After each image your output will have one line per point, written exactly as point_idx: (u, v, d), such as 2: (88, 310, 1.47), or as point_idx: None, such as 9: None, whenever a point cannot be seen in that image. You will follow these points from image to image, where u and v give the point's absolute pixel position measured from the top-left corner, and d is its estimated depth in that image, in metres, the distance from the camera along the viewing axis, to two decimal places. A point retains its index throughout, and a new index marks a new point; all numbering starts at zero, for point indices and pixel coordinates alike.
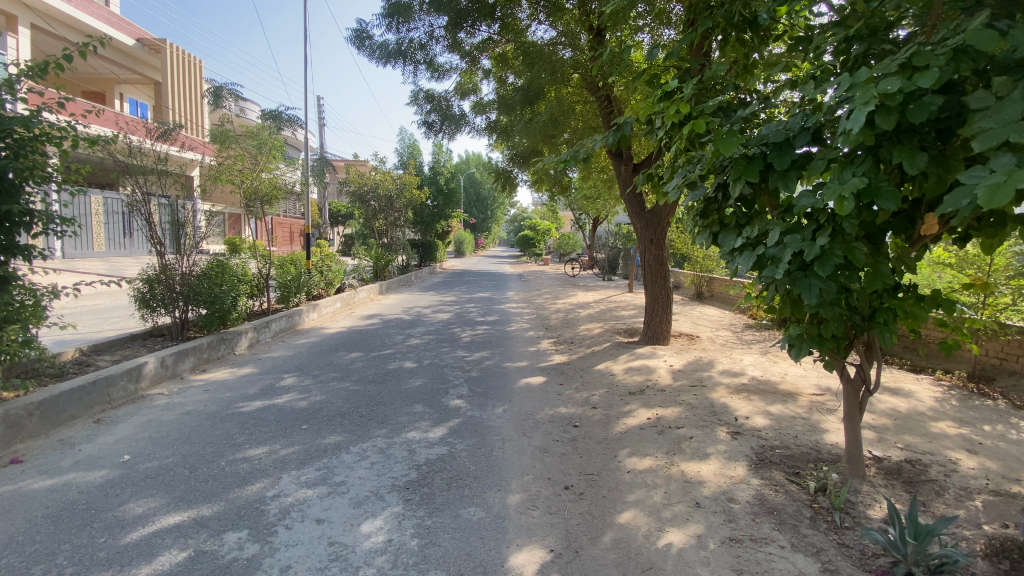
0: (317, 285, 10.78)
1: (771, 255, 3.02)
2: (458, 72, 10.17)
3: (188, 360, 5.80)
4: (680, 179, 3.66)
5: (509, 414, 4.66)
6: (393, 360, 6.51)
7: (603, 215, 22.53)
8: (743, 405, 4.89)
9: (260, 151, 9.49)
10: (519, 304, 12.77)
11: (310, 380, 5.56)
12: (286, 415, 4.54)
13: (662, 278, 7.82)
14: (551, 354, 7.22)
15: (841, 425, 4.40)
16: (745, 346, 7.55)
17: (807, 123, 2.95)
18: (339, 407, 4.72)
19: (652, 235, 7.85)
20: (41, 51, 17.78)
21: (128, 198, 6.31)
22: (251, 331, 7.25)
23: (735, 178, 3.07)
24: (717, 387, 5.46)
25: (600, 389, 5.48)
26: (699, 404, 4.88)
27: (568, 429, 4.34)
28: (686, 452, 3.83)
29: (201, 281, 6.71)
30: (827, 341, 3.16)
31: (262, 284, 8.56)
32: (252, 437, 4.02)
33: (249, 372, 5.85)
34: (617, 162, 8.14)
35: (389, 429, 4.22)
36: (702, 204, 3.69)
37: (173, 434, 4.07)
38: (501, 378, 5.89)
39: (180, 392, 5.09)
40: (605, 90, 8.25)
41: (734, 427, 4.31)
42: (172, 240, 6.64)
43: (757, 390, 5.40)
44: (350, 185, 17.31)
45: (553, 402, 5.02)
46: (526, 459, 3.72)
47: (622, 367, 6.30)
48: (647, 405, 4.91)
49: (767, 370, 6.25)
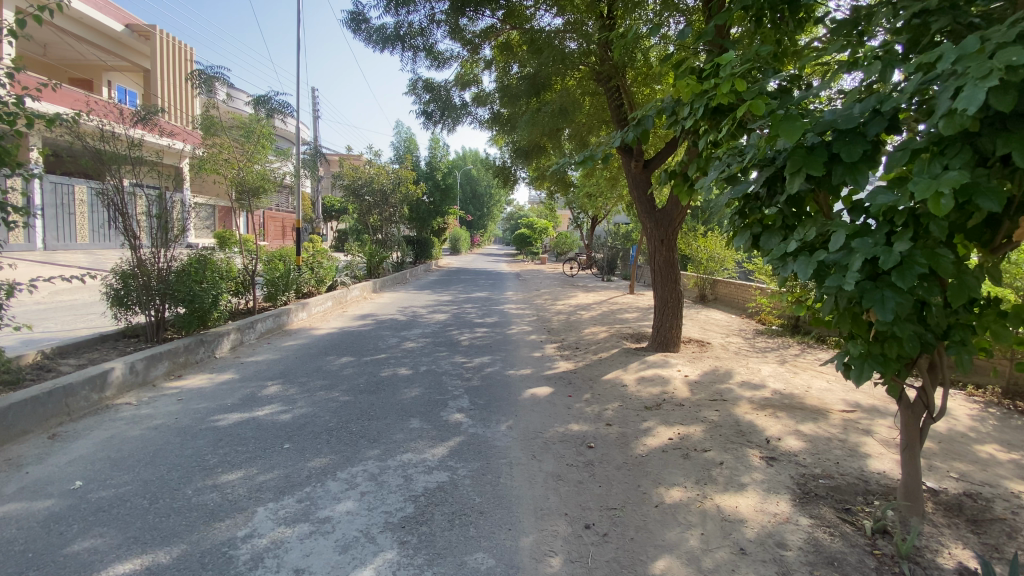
0: (307, 283, 10.24)
1: (833, 262, 2.59)
2: (458, 61, 9.68)
3: (162, 366, 5.29)
4: (718, 172, 3.24)
5: (515, 432, 4.20)
6: (387, 367, 6.03)
7: (602, 213, 22.09)
8: (771, 423, 4.46)
9: (248, 141, 8.91)
10: (518, 305, 12.31)
11: (295, 390, 5.07)
12: (266, 430, 4.05)
13: (672, 280, 7.39)
14: (556, 361, 6.75)
15: (883, 450, 3.98)
16: (761, 355, 7.13)
17: (881, 107, 2.55)
18: (326, 423, 4.23)
19: (662, 236, 7.40)
20: (24, 34, 17.19)
21: (99, 187, 5.76)
22: (234, 332, 6.72)
23: (793, 171, 2.64)
24: (739, 402, 5.02)
25: (612, 402, 5.02)
26: (724, 422, 4.43)
27: (582, 450, 3.88)
28: (719, 482, 3.39)
29: (179, 278, 6.17)
30: (892, 363, 2.74)
31: (248, 281, 8.04)
32: (225, 459, 3.53)
33: (229, 379, 5.35)
34: (625, 158, 7.69)
35: (381, 450, 3.74)
36: (742, 202, 3.27)
37: (134, 455, 3.56)
38: (505, 388, 5.43)
39: (149, 402, 4.58)
40: (616, 81, 7.79)
41: (767, 450, 3.87)
42: (148, 234, 6.10)
43: (783, 406, 4.97)
44: (344, 179, 16.75)
45: (562, 418, 4.57)
46: (538, 490, 3.27)
47: (633, 377, 5.85)
48: (666, 423, 4.46)
49: (789, 382, 5.82)
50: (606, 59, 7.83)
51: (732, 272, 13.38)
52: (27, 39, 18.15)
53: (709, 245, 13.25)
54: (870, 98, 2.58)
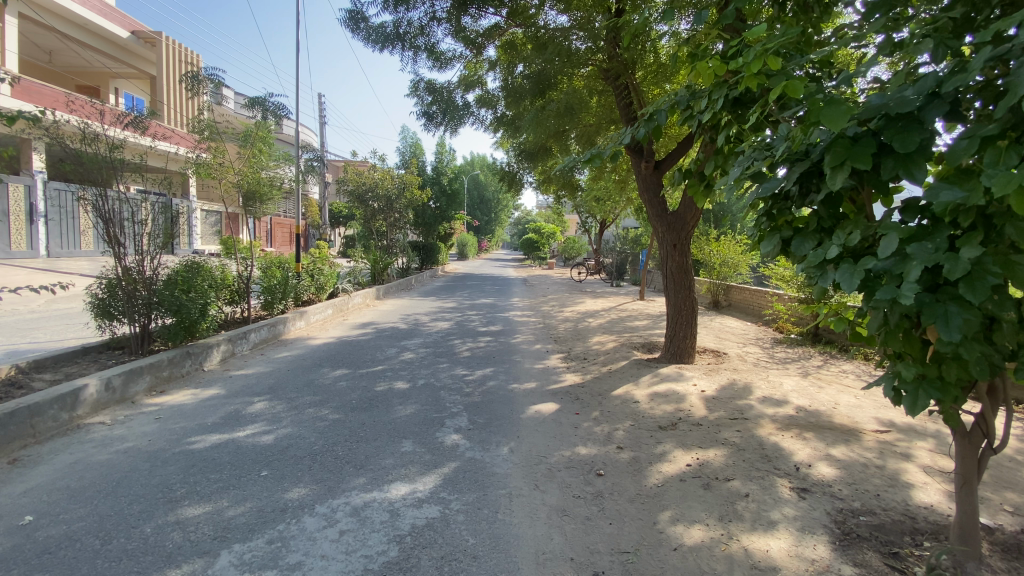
0: (307, 290, 9.94)
1: (883, 271, 2.21)
2: (462, 62, 9.38)
3: (142, 381, 4.98)
4: (742, 169, 2.88)
5: (516, 456, 3.82)
6: (383, 380, 5.68)
7: (611, 218, 21.67)
8: (799, 446, 4.05)
9: (245, 147, 8.70)
10: (524, 312, 11.93)
11: (282, 407, 4.73)
12: (244, 455, 3.70)
13: (686, 287, 6.99)
14: (563, 373, 6.36)
15: (927, 479, 3.56)
16: (781, 367, 6.70)
17: (940, 88, 2.17)
18: (310, 445, 3.89)
19: (674, 240, 7.00)
20: (30, 42, 17.24)
21: (80, 191, 5.49)
22: (224, 343, 6.41)
23: (834, 165, 2.26)
24: (762, 421, 4.60)
25: (623, 422, 4.62)
26: (747, 446, 4.03)
27: (591, 479, 3.50)
28: (745, 519, 3.00)
29: (166, 286, 5.88)
30: (952, 389, 2.34)
31: (243, 289, 7.74)
32: (194, 489, 3.20)
33: (214, 395, 5.02)
34: (634, 159, 7.33)
35: (368, 478, 3.38)
36: (769, 202, 2.90)
37: (95, 485, 3.24)
38: (507, 404, 5.05)
39: (124, 422, 4.27)
40: (625, 79, 7.44)
41: (798, 480, 3.46)
42: (132, 240, 5.80)
43: (811, 425, 4.54)
44: (348, 184, 16.49)
45: (568, 440, 4.19)
46: (540, 528, 2.90)
47: (645, 393, 5.45)
48: (683, 446, 4.06)
49: (814, 398, 5.39)
50: (615, 56, 7.50)
51: (746, 278, 12.90)
52: (34, 47, 18.16)
53: (722, 249, 12.86)
54: (926, 78, 2.22)
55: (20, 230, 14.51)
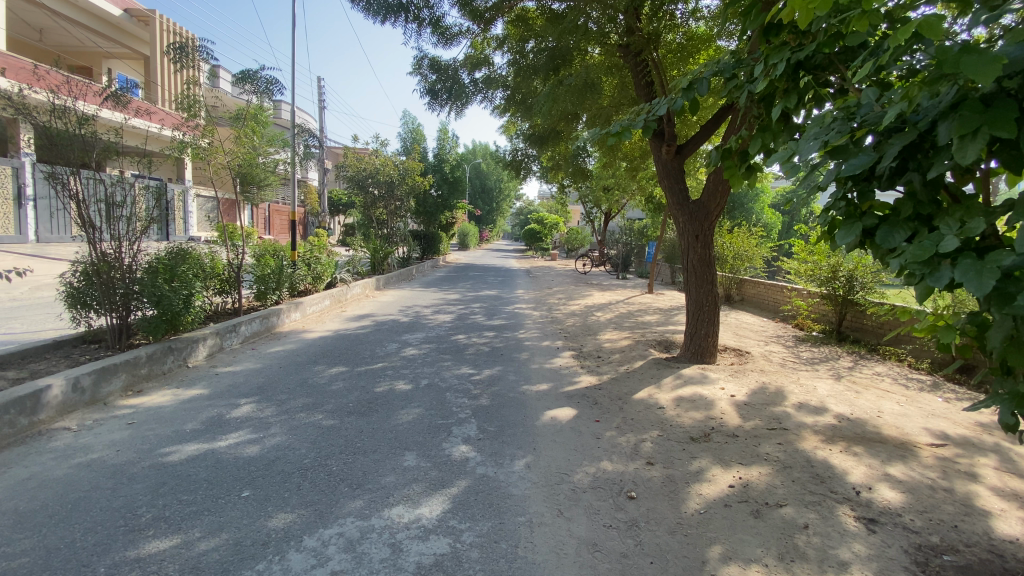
0: (302, 280, 9.43)
1: (1019, 268, 1.76)
2: (468, 39, 8.79)
3: (117, 380, 4.49)
4: (819, 144, 2.44)
5: (534, 473, 3.37)
6: (382, 380, 5.20)
7: (618, 208, 21.11)
8: (852, 464, 3.60)
9: (237, 127, 7.99)
10: (529, 305, 11.44)
11: (271, 411, 4.25)
12: (224, 470, 3.24)
13: (708, 283, 6.50)
14: (577, 373, 5.89)
15: (1007, 507, 3.10)
16: (810, 368, 6.25)
17: None
18: (300, 457, 3.43)
19: (697, 231, 6.48)
20: (17, 16, 16.59)
21: (47, 168, 4.93)
22: (211, 337, 5.91)
23: (962, 132, 1.83)
24: (804, 432, 4.14)
25: (649, 431, 4.16)
26: (794, 463, 3.58)
27: (622, 504, 3.04)
28: (810, 558, 2.55)
29: (147, 275, 5.38)
30: None
31: (233, 277, 7.23)
32: (162, 516, 2.74)
33: (197, 396, 4.55)
34: (655, 143, 6.81)
35: (365, 502, 2.92)
36: (853, 183, 2.45)
37: (49, 509, 2.78)
38: (520, 409, 4.58)
39: (93, 429, 3.80)
40: (647, 55, 6.87)
41: (862, 508, 3.03)
42: (107, 223, 5.26)
43: (859, 438, 4.08)
44: (347, 170, 15.92)
45: (591, 452, 3.72)
46: (569, 569, 2.43)
47: (670, 397, 4.97)
48: (721, 462, 3.60)
49: (855, 404, 4.92)
50: (636, 30, 6.89)
51: (760, 271, 12.40)
52: (26, 25, 17.48)
53: (735, 242, 12.23)
54: None
55: (8, 213, 13.98)
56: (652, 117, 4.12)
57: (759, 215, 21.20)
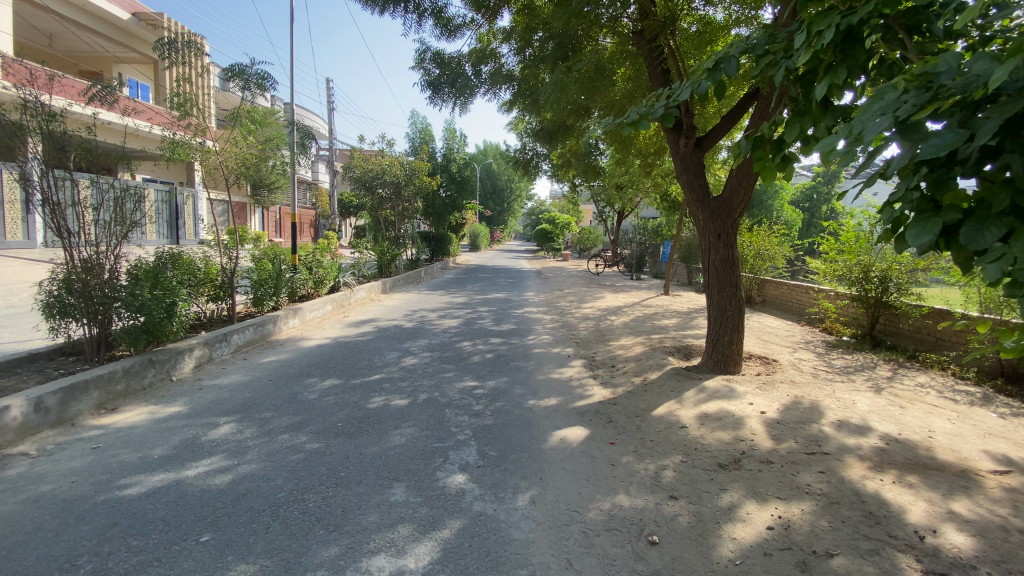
0: (304, 284, 9.10)
1: None
2: (473, 30, 8.39)
3: (88, 398, 4.16)
4: (888, 119, 1.98)
5: (540, 510, 2.92)
6: (377, 395, 4.79)
7: (631, 207, 20.55)
8: (909, 499, 3.10)
9: (232, 126, 7.61)
10: (540, 309, 10.98)
11: (251, 432, 3.87)
12: (185, 507, 2.85)
13: (732, 285, 6.01)
14: (589, 385, 5.42)
15: None
16: (845, 379, 5.70)
17: None
18: (274, 491, 3.03)
19: (718, 229, 5.98)
20: (26, 22, 16.60)
21: (18, 170, 4.64)
22: (199, 347, 5.56)
23: None
24: (849, 458, 3.64)
25: (671, 456, 3.69)
26: (841, 498, 3.09)
27: (643, 552, 2.58)
28: None
29: (128, 283, 5.04)
30: None
31: (227, 283, 6.90)
32: (103, 567, 2.35)
33: (174, 415, 4.19)
34: (671, 136, 6.35)
35: (341, 549, 2.51)
36: (930, 171, 2.00)
37: None
38: (526, 428, 4.13)
39: (52, 455, 3.44)
40: (662, 41, 6.41)
41: (928, 559, 2.54)
42: (82, 227, 4.91)
43: (913, 465, 3.57)
44: (353, 171, 15.59)
45: (606, 483, 3.26)
46: None
47: (692, 415, 4.49)
48: (756, 495, 3.12)
49: (901, 422, 4.39)
50: (649, 14, 6.43)
51: (782, 271, 11.81)
52: (36, 32, 17.52)
53: (755, 241, 11.63)
54: None
55: (16, 220, 13.91)
56: (672, 103, 3.64)
57: (778, 212, 20.48)
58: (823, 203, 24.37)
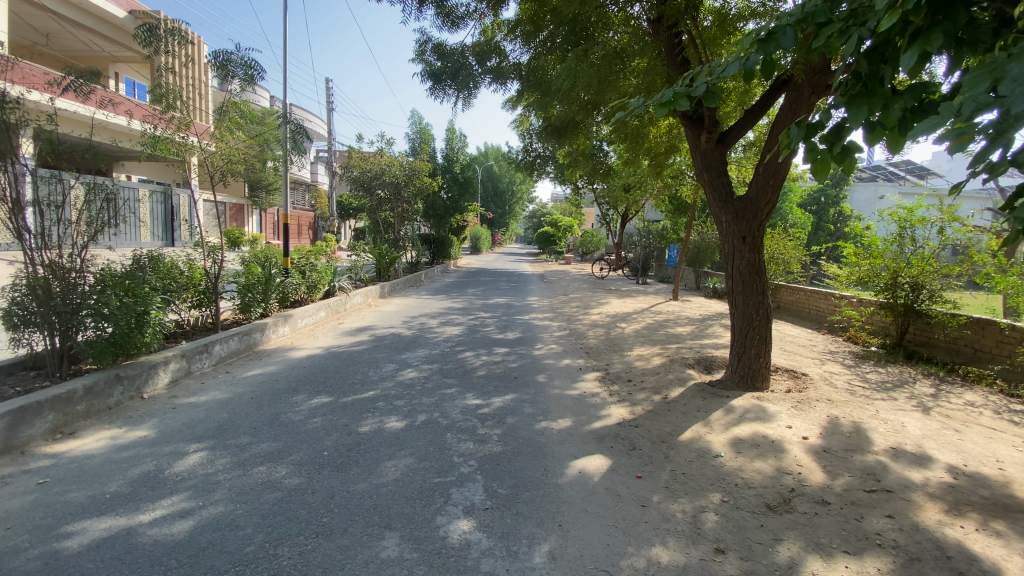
0: (297, 289, 8.50)
1: None
2: (476, 19, 7.89)
3: (42, 421, 3.65)
4: None
5: (563, 570, 2.41)
6: (371, 416, 4.28)
7: (636, 209, 20.08)
8: (1005, 554, 2.58)
9: (218, 121, 7.07)
10: (545, 315, 10.47)
11: (223, 462, 3.36)
12: (131, 567, 2.33)
13: (758, 293, 5.49)
14: (605, 404, 4.90)
15: None
16: (886, 397, 5.19)
17: None
18: (243, 544, 2.51)
19: (743, 231, 5.46)
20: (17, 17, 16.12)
21: None
22: (175, 360, 5.06)
23: None
24: (917, 498, 3.12)
25: (710, 494, 3.18)
26: (922, 553, 2.57)
27: None
28: None
29: (96, 289, 4.54)
30: None
31: (213, 289, 6.39)
32: None
33: (139, 441, 3.68)
34: (691, 131, 5.84)
35: None
36: None
37: None
38: (539, 458, 3.62)
39: None
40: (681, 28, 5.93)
41: None
42: (43, 228, 4.40)
43: (992, 507, 3.05)
44: (352, 171, 15.07)
45: (638, 531, 2.76)
46: None
47: (726, 440, 3.97)
48: (821, 549, 2.60)
49: (963, 451, 3.87)
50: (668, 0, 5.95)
51: (797, 277, 11.36)
52: (29, 29, 17.08)
53: (770, 244, 11.20)
54: None
55: None
56: (716, 80, 3.14)
57: (787, 215, 20.00)
58: (831, 206, 24.03)
